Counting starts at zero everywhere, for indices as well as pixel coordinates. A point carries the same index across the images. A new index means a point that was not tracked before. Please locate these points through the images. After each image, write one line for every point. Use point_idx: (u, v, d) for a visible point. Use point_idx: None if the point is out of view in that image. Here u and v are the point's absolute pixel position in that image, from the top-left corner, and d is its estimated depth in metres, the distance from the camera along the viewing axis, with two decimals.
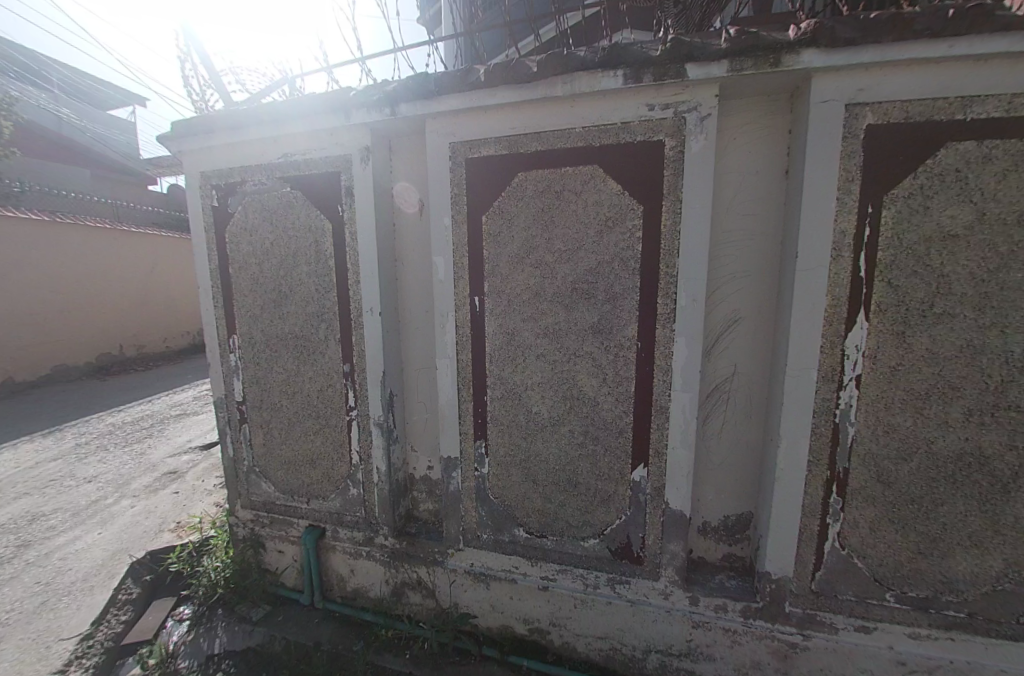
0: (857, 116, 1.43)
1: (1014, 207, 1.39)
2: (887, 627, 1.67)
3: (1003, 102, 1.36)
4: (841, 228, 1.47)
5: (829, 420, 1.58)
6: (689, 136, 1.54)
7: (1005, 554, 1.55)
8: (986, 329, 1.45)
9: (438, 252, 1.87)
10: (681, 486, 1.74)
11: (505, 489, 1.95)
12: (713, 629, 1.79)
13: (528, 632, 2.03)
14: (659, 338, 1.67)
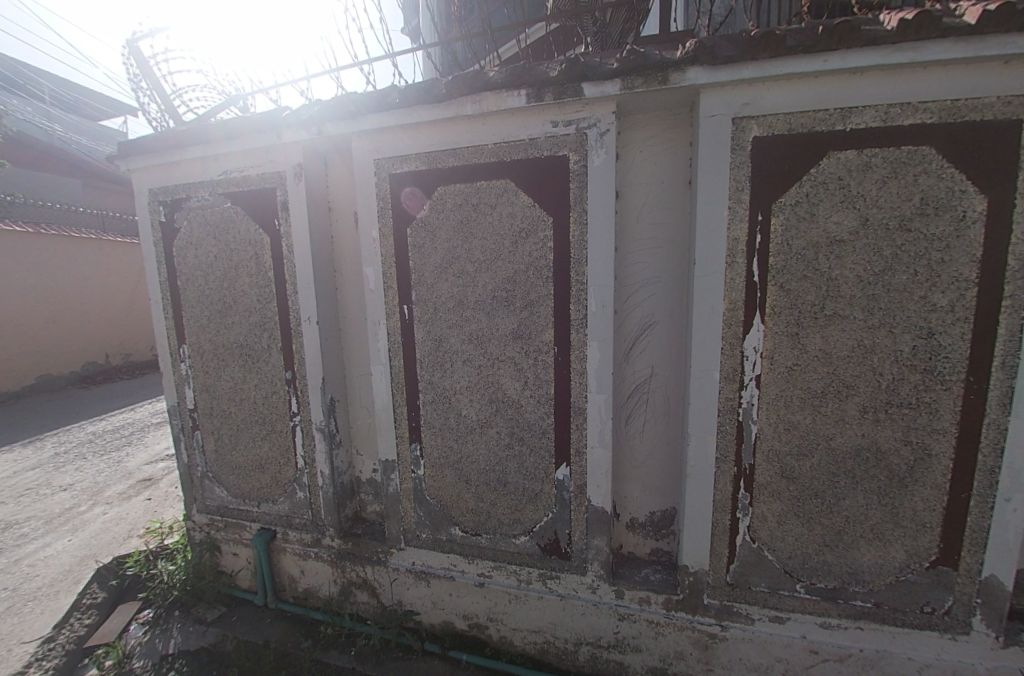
0: (744, 129, 1.49)
1: (896, 211, 1.42)
2: (800, 617, 1.67)
3: (881, 112, 1.40)
4: (734, 236, 1.53)
5: (732, 417, 1.62)
6: (590, 150, 1.62)
7: (907, 545, 1.55)
8: (876, 332, 1.47)
9: (368, 263, 1.95)
10: (601, 483, 1.81)
11: (440, 490, 2.02)
12: (637, 621, 1.84)
13: (468, 627, 2.09)
14: (574, 343, 1.74)
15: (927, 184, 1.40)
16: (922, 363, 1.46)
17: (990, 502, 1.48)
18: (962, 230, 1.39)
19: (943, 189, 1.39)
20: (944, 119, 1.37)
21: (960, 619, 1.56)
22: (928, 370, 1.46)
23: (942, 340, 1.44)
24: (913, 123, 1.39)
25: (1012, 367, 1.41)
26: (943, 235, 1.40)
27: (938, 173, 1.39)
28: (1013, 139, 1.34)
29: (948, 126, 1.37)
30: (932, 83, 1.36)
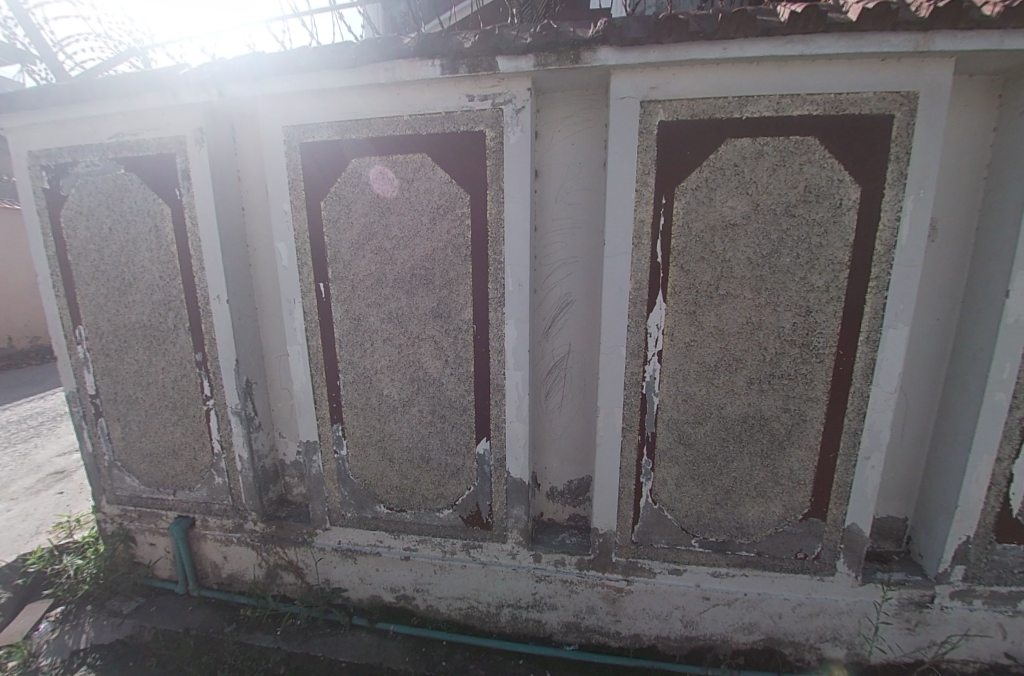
0: (650, 113, 1.53)
1: (783, 197, 1.53)
2: (695, 568, 1.85)
3: (773, 101, 1.48)
4: (640, 217, 1.59)
5: (637, 390, 1.73)
6: (506, 127, 1.61)
7: (784, 501, 1.74)
8: (762, 310, 1.60)
9: (279, 238, 1.86)
10: (520, 456, 1.87)
11: (364, 469, 2.02)
12: (553, 582, 1.96)
13: (396, 599, 2.14)
14: (492, 321, 1.77)
15: (810, 172, 1.51)
16: (801, 339, 1.61)
17: (854, 460, 1.68)
18: (837, 217, 1.52)
19: (823, 178, 1.51)
20: (826, 111, 1.47)
21: (826, 562, 1.78)
22: (806, 345, 1.61)
23: (818, 318, 1.59)
24: (800, 114, 1.48)
25: (874, 341, 1.59)
26: (822, 220, 1.53)
27: (819, 163, 1.50)
28: (881, 133, 1.47)
29: (829, 118, 1.48)
30: (817, 77, 1.45)
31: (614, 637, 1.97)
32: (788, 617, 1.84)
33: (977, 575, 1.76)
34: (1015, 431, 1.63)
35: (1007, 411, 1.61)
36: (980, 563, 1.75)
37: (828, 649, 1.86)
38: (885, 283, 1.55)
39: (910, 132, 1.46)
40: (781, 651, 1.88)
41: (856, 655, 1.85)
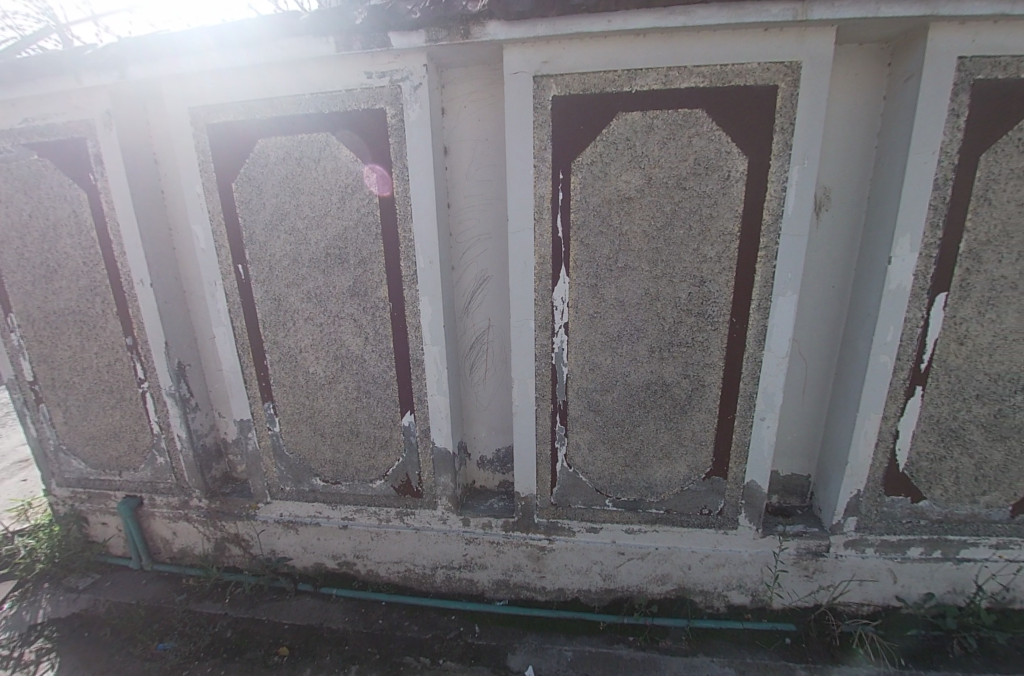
0: (543, 88, 1.55)
1: (674, 170, 1.57)
2: (610, 526, 1.98)
3: (661, 74, 1.50)
4: (539, 192, 1.63)
5: (547, 361, 1.81)
6: (406, 104, 1.62)
7: (688, 461, 1.85)
8: (659, 281, 1.67)
9: (195, 220, 1.87)
10: (443, 427, 1.95)
11: (297, 444, 2.09)
12: (481, 543, 2.08)
13: (338, 566, 2.25)
14: (406, 298, 1.81)
15: (699, 145, 1.54)
16: (696, 308, 1.68)
17: (750, 421, 1.77)
18: (727, 188, 1.56)
19: (712, 150, 1.54)
20: (712, 83, 1.50)
21: (730, 517, 1.90)
22: (701, 314, 1.68)
23: (712, 287, 1.65)
24: (688, 87, 1.51)
25: (765, 308, 1.65)
26: (712, 192, 1.57)
27: (708, 135, 1.53)
28: (766, 104, 1.50)
29: (716, 89, 1.50)
30: (704, 47, 1.47)
31: (540, 592, 2.10)
32: (696, 568, 1.98)
33: (869, 526, 1.88)
34: (900, 390, 1.71)
35: (892, 372, 1.69)
36: (871, 516, 1.86)
37: (735, 596, 2.00)
38: (774, 252, 1.60)
39: (794, 102, 1.49)
40: (691, 599, 2.03)
41: (759, 600, 2.00)
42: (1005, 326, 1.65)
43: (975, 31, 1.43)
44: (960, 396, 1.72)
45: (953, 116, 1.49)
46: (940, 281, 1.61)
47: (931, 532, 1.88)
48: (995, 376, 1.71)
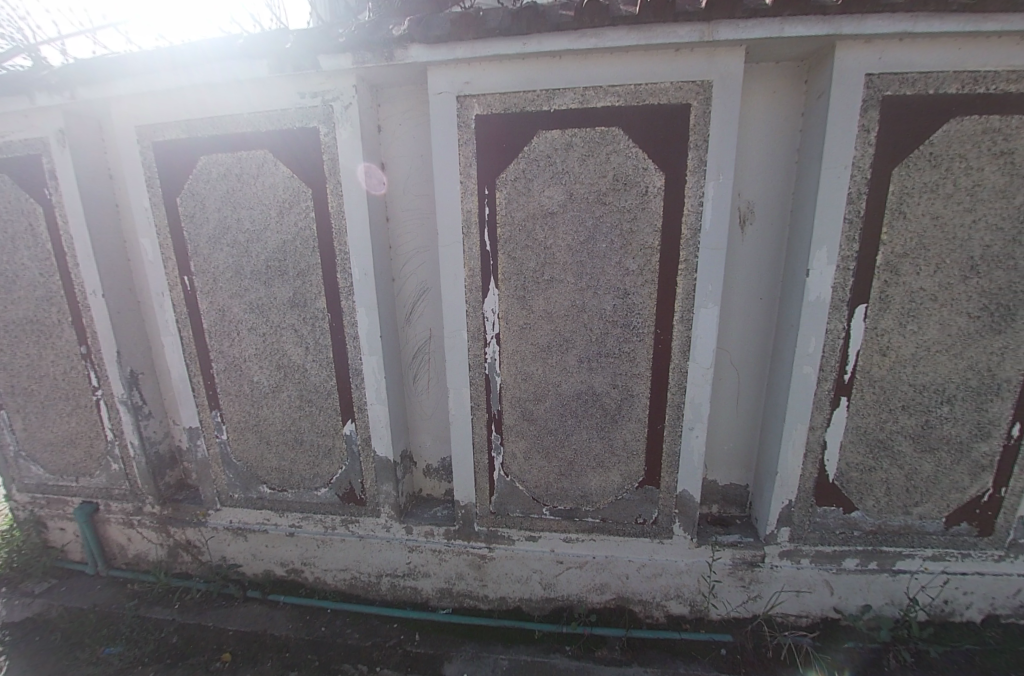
0: (467, 107, 1.60)
1: (594, 186, 1.61)
2: (549, 535, 1.99)
3: (578, 94, 1.54)
4: (466, 207, 1.68)
5: (481, 371, 1.84)
6: (337, 123, 1.68)
7: (621, 470, 1.87)
8: (585, 293, 1.70)
9: (143, 233, 1.94)
10: (383, 436, 1.98)
11: (244, 452, 2.13)
12: (423, 552, 2.09)
13: (287, 573, 2.28)
14: (343, 309, 1.85)
15: (617, 162, 1.58)
16: (621, 319, 1.71)
17: (680, 431, 1.80)
18: (646, 203, 1.60)
19: (630, 166, 1.58)
20: (628, 102, 1.54)
21: (664, 527, 1.91)
22: (626, 325, 1.72)
23: (635, 299, 1.69)
24: (604, 106, 1.55)
25: (688, 320, 1.68)
26: (631, 207, 1.61)
27: (625, 152, 1.57)
28: (680, 122, 1.53)
29: (631, 108, 1.54)
30: (618, 68, 1.51)
31: (483, 600, 2.12)
32: (634, 577, 1.99)
33: (803, 537, 1.88)
34: (825, 401, 1.73)
35: (816, 383, 1.71)
36: (804, 526, 1.87)
37: (674, 606, 2.01)
38: (694, 265, 1.63)
39: (707, 120, 1.52)
40: (631, 609, 2.04)
41: (697, 611, 2.00)
42: (927, 337, 1.66)
43: (881, 49, 1.44)
44: (887, 407, 1.73)
45: (864, 132, 1.51)
46: (860, 293, 1.63)
47: (866, 543, 1.88)
48: (920, 387, 1.71)
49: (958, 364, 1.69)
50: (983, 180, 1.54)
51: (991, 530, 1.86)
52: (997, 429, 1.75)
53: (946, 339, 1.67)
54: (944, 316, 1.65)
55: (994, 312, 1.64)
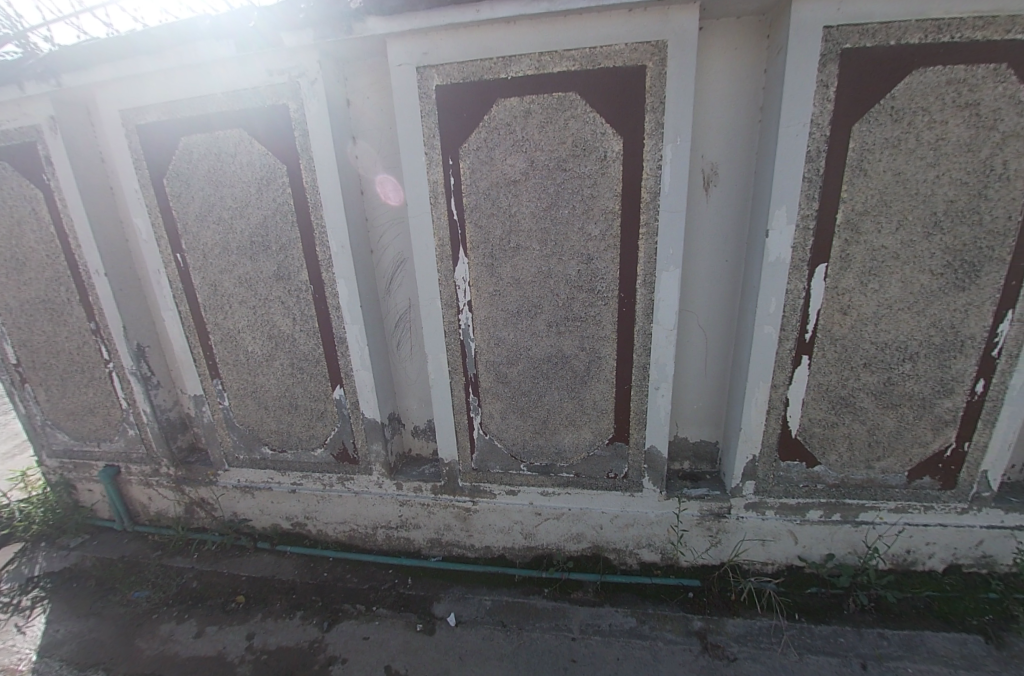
0: (427, 78, 1.64)
1: (554, 153, 1.65)
2: (527, 489, 2.13)
3: (534, 60, 1.57)
4: (433, 178, 1.74)
5: (456, 337, 1.94)
6: (306, 99, 1.74)
7: (591, 428, 1.98)
8: (550, 259, 1.77)
9: (136, 214, 2.05)
10: (369, 399, 2.11)
11: (244, 417, 2.29)
12: (413, 505, 2.26)
13: (292, 526, 2.48)
14: (325, 281, 1.95)
15: (575, 128, 1.62)
16: (586, 284, 1.78)
17: (646, 389, 1.88)
18: (605, 168, 1.64)
19: (588, 132, 1.61)
20: (584, 67, 1.56)
21: (634, 480, 2.03)
22: (591, 290, 1.78)
23: (599, 263, 1.75)
24: (561, 71, 1.57)
25: (650, 283, 1.74)
26: (592, 173, 1.65)
27: (583, 118, 1.61)
28: (636, 84, 1.55)
29: (588, 73, 1.56)
30: (572, 32, 1.52)
31: (469, 549, 2.29)
32: (607, 527, 2.12)
33: (767, 489, 1.97)
34: (787, 359, 1.78)
35: (777, 342, 1.76)
36: (768, 480, 1.95)
37: (646, 554, 2.14)
38: (655, 229, 1.67)
39: (662, 82, 1.53)
40: (606, 557, 2.18)
41: (669, 558, 2.13)
42: (888, 295, 1.67)
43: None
44: (848, 365, 1.76)
45: (823, 87, 1.50)
46: (820, 251, 1.65)
47: (829, 495, 1.94)
48: (882, 345, 1.73)
49: (921, 321, 1.69)
50: (948, 133, 1.51)
51: (954, 484, 1.88)
52: (961, 385, 1.75)
53: (908, 296, 1.67)
54: (905, 273, 1.64)
55: (957, 268, 1.62)
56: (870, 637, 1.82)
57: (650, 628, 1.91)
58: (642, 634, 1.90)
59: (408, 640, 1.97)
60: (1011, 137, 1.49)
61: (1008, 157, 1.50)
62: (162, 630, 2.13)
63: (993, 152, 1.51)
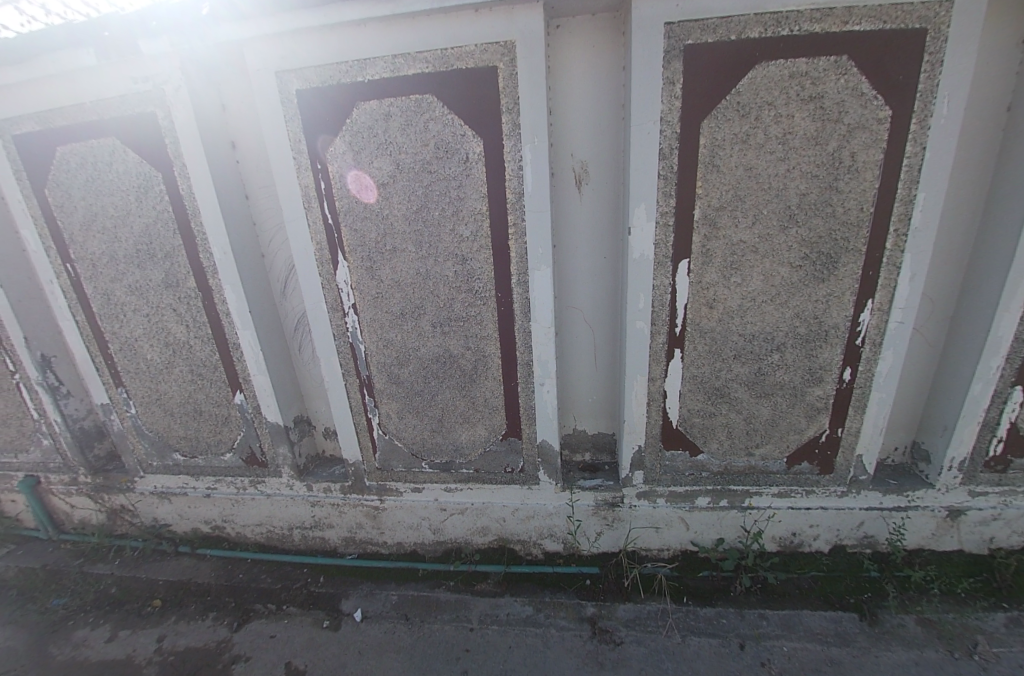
0: (287, 82, 1.62)
1: (418, 155, 1.65)
2: (431, 486, 2.17)
3: (388, 62, 1.56)
4: (304, 183, 1.74)
5: (345, 340, 1.96)
6: (172, 106, 1.70)
7: (485, 425, 2.02)
8: (427, 261, 1.78)
9: (23, 225, 2.03)
10: (270, 403, 2.13)
11: (153, 424, 2.31)
12: (324, 505, 2.29)
13: (211, 529, 2.51)
14: (213, 288, 1.96)
15: (436, 129, 1.61)
16: (464, 284, 1.80)
17: (532, 385, 1.92)
18: (470, 169, 1.64)
19: (449, 133, 1.61)
20: (438, 68, 1.55)
21: (531, 473, 2.08)
22: (469, 290, 1.80)
23: (473, 263, 1.76)
24: (416, 73, 1.56)
25: (525, 282, 1.76)
26: (457, 174, 1.65)
27: (442, 120, 1.60)
28: (490, 84, 1.53)
29: (442, 74, 1.55)
30: (422, 34, 1.51)
31: (382, 546, 2.34)
32: (509, 520, 2.17)
33: (656, 478, 2.03)
34: (661, 354, 1.82)
35: (650, 337, 1.80)
36: (655, 469, 2.01)
37: (549, 544, 2.20)
38: (523, 229, 1.68)
39: (515, 81, 1.52)
40: (511, 548, 2.24)
41: (570, 548, 2.19)
42: (751, 289, 1.71)
43: None
44: (719, 357, 1.81)
45: (669, 85, 1.49)
46: (682, 248, 1.68)
47: (715, 482, 2.01)
48: (748, 337, 1.77)
49: (784, 313, 1.73)
50: (795, 128, 1.51)
51: (831, 467, 1.95)
52: (828, 373, 1.80)
53: (770, 289, 1.71)
54: (765, 267, 1.68)
55: (816, 260, 1.65)
56: (751, 616, 1.90)
57: (544, 616, 1.98)
58: (536, 621, 1.96)
59: (313, 637, 2.01)
60: (856, 129, 1.49)
61: (856, 149, 1.51)
62: (76, 636, 2.14)
63: (842, 145, 1.51)
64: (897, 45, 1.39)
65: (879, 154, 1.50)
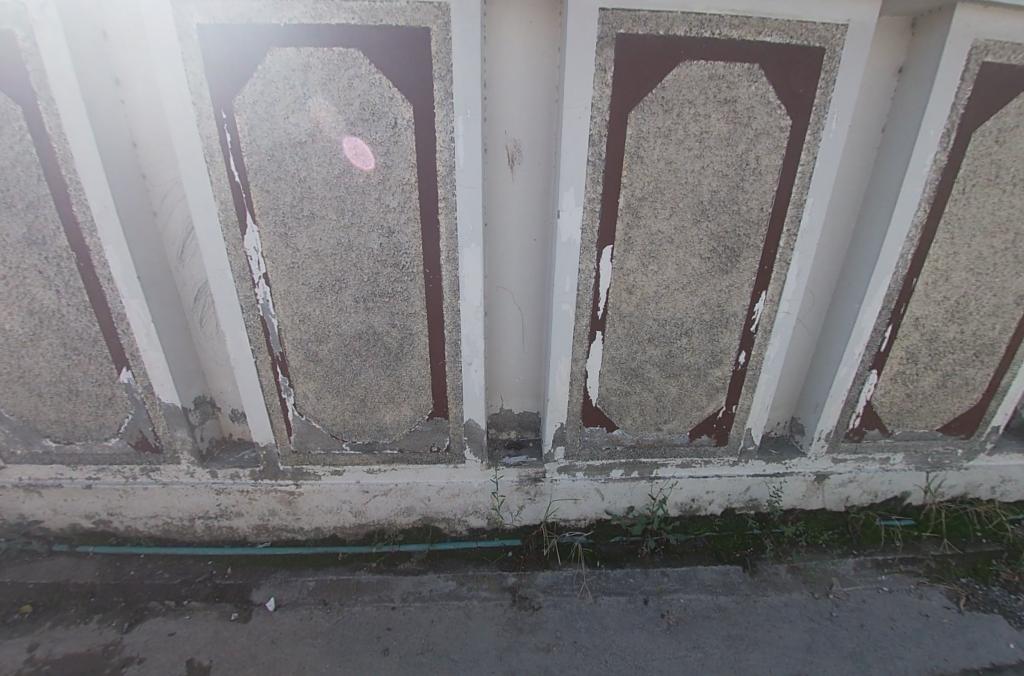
0: (184, 13, 1.40)
1: (340, 115, 1.54)
2: (352, 467, 2.10)
3: (309, 7, 1.40)
4: (205, 135, 1.55)
5: (255, 313, 1.81)
6: (32, 23, 1.40)
7: (411, 404, 1.98)
8: (349, 232, 1.68)
9: None
10: (165, 381, 1.92)
11: (14, 406, 1.97)
12: (232, 493, 2.13)
13: (94, 524, 2.23)
14: (90, 249, 1.69)
15: (361, 89, 1.51)
16: (389, 258, 1.73)
17: (459, 364, 1.91)
18: (397, 136, 1.56)
19: (375, 95, 1.51)
20: (364, 21, 1.43)
21: (456, 452, 2.09)
22: (395, 265, 1.74)
23: (400, 237, 1.70)
24: (339, 23, 1.42)
25: (454, 260, 1.74)
26: (383, 140, 1.57)
27: (368, 80, 1.50)
28: (421, 47, 1.46)
29: (369, 29, 1.43)
30: None
31: (298, 531, 2.23)
32: (434, 498, 2.17)
33: (576, 453, 2.14)
34: (583, 336, 1.90)
35: (573, 319, 1.87)
36: (575, 445, 2.11)
37: (473, 520, 2.24)
38: (453, 205, 1.65)
39: (447, 48, 1.46)
40: (435, 527, 2.25)
41: (494, 523, 2.24)
42: (666, 277, 1.83)
43: None
44: (636, 339, 1.93)
45: (600, 70, 1.52)
46: (607, 234, 1.75)
47: (628, 456, 2.16)
48: (662, 321, 1.91)
49: (693, 300, 1.88)
50: (711, 127, 1.62)
51: (727, 440, 2.18)
52: (728, 356, 2.00)
53: (683, 277, 1.84)
54: (679, 257, 1.81)
55: (722, 253, 1.81)
56: (654, 575, 2.09)
57: (467, 589, 2.03)
58: (459, 595, 2.01)
59: (218, 631, 1.89)
60: (761, 135, 1.63)
61: (760, 153, 1.66)
62: None
63: (749, 147, 1.65)
64: (800, 58, 1.53)
65: (778, 159, 1.67)
